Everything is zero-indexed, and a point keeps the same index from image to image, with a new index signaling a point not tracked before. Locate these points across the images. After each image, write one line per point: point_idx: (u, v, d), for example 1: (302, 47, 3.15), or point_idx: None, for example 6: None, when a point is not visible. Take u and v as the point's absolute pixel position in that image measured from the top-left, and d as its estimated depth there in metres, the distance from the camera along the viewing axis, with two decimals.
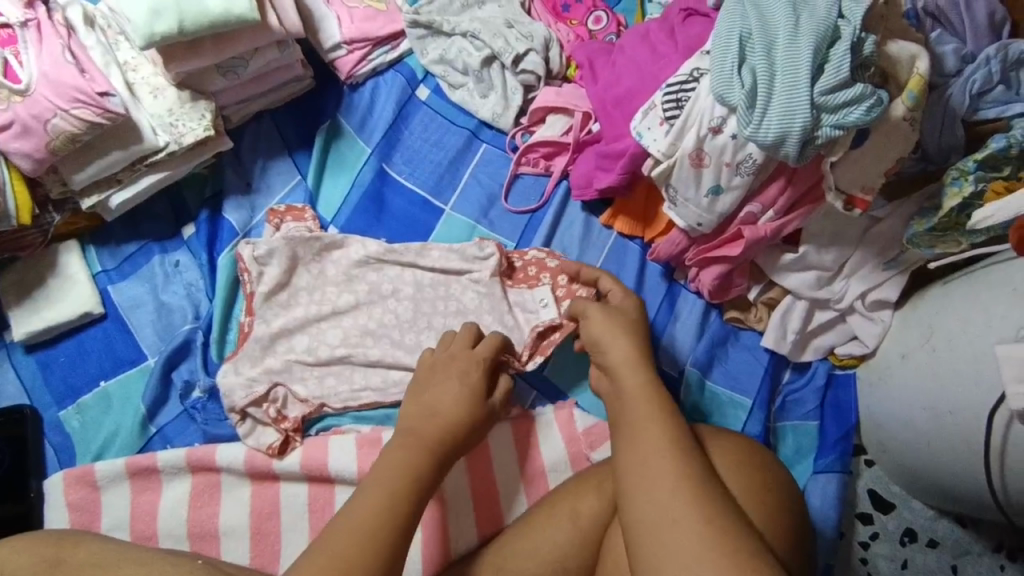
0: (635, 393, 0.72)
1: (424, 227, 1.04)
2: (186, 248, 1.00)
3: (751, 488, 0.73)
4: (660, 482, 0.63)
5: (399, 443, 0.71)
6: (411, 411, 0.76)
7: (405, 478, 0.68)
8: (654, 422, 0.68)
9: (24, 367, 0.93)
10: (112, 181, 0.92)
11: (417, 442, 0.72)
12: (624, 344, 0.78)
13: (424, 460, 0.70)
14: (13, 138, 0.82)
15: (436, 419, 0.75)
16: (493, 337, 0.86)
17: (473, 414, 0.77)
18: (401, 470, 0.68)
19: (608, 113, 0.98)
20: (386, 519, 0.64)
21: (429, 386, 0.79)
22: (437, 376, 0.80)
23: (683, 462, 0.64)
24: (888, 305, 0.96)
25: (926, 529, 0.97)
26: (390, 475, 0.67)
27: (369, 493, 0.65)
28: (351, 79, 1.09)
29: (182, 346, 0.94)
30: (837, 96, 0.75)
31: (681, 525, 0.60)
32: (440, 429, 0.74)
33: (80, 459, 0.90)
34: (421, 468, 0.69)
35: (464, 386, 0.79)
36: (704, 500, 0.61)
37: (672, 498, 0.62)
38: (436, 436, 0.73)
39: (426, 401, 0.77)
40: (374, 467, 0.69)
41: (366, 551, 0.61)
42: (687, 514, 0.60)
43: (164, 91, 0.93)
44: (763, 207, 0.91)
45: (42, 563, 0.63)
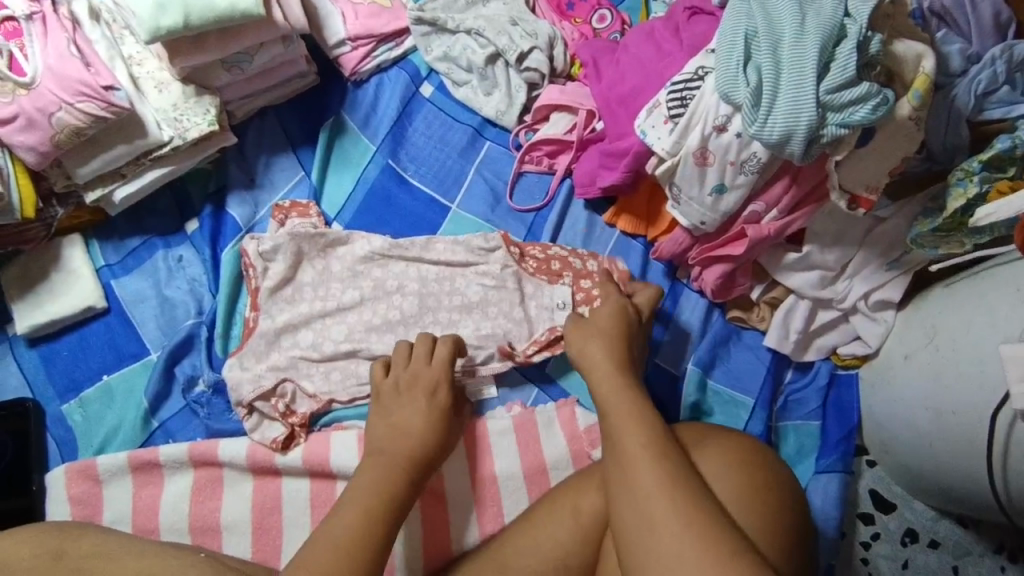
0: (620, 401, 0.73)
1: (430, 225, 1.04)
2: (190, 243, 1.00)
3: (746, 491, 0.73)
4: (645, 485, 0.63)
5: (365, 465, 0.75)
6: (380, 435, 0.79)
7: (377, 495, 0.70)
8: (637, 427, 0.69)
9: (26, 360, 0.93)
10: (116, 175, 0.92)
11: (387, 463, 0.75)
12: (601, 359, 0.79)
13: (395, 478, 0.73)
14: (18, 131, 0.82)
15: (406, 440, 0.78)
16: (448, 344, 0.88)
17: (441, 433, 0.81)
18: (374, 485, 0.71)
19: (612, 111, 0.98)
20: (362, 539, 0.65)
21: (395, 406, 0.83)
22: (402, 394, 0.84)
23: (669, 467, 0.64)
24: (891, 306, 0.96)
25: (927, 530, 0.97)
26: (365, 497, 0.69)
27: (346, 513, 0.67)
28: (355, 75, 1.09)
29: (186, 340, 0.94)
30: (843, 95, 0.75)
31: (661, 527, 0.60)
32: (410, 448, 0.77)
33: (82, 453, 0.90)
34: (393, 485, 0.72)
35: (428, 404, 0.83)
36: (689, 503, 0.61)
37: (656, 502, 0.61)
38: (405, 455, 0.76)
39: (395, 424, 0.81)
40: (348, 488, 0.71)
41: (341, 567, 0.62)
42: (672, 516, 0.60)
43: (169, 85, 0.93)
44: (766, 206, 0.91)
45: (45, 556, 0.64)
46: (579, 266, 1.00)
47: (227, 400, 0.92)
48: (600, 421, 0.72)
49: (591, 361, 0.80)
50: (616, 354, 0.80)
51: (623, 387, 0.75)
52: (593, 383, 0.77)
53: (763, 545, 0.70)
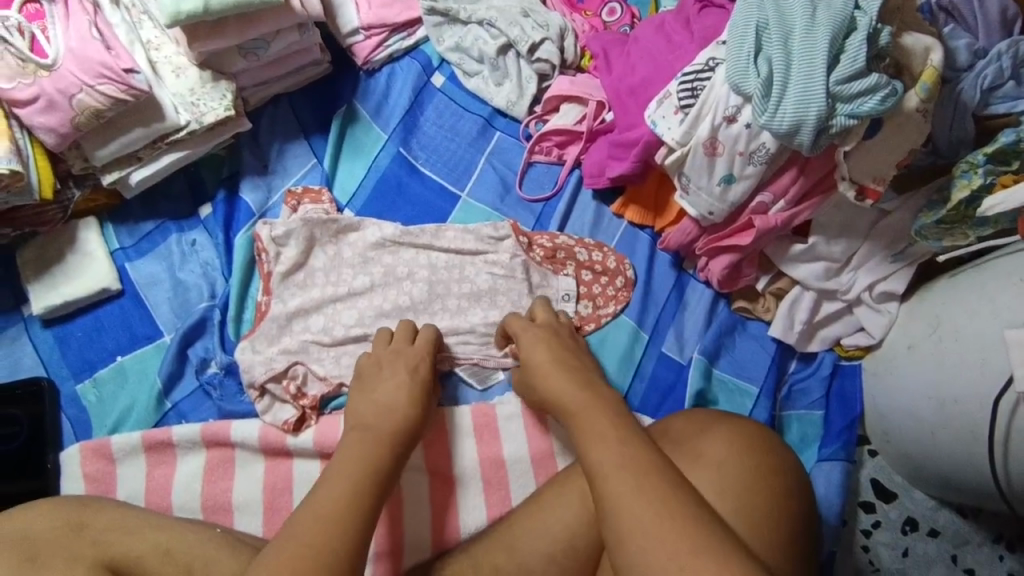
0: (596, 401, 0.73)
1: (441, 212, 1.05)
2: (203, 227, 1.01)
3: (742, 485, 0.74)
4: (623, 488, 0.62)
5: (352, 440, 0.74)
6: (367, 411, 0.79)
7: (360, 467, 0.70)
8: (611, 434, 0.68)
9: (41, 340, 0.95)
10: (133, 158, 0.93)
11: (376, 438, 0.75)
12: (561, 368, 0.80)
13: (381, 451, 0.73)
14: (38, 112, 0.83)
15: (392, 415, 0.79)
16: (430, 334, 0.91)
17: (420, 409, 0.82)
18: (360, 459, 0.71)
19: (622, 102, 0.99)
20: (349, 512, 0.64)
21: (379, 380, 0.84)
22: (387, 369, 0.86)
23: (651, 470, 0.63)
24: (895, 297, 0.97)
25: (927, 519, 0.99)
26: (354, 471, 0.69)
27: (335, 487, 0.67)
28: (368, 64, 1.10)
29: (199, 323, 0.95)
30: (853, 85, 0.77)
31: (638, 528, 0.60)
32: (395, 422, 0.78)
33: (95, 432, 0.91)
34: (378, 458, 0.72)
35: (409, 379, 0.84)
36: (672, 507, 0.60)
37: (632, 504, 0.61)
38: (391, 430, 0.77)
39: (381, 401, 0.81)
40: (333, 462, 0.71)
41: (329, 539, 0.61)
42: (648, 517, 0.60)
43: (186, 70, 0.94)
44: (774, 197, 0.92)
45: (63, 526, 0.67)
46: (582, 258, 1.03)
47: (239, 382, 0.94)
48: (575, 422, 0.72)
49: (553, 376, 0.80)
50: (572, 372, 0.80)
51: (594, 395, 0.75)
52: (561, 387, 0.78)
53: (759, 539, 0.71)
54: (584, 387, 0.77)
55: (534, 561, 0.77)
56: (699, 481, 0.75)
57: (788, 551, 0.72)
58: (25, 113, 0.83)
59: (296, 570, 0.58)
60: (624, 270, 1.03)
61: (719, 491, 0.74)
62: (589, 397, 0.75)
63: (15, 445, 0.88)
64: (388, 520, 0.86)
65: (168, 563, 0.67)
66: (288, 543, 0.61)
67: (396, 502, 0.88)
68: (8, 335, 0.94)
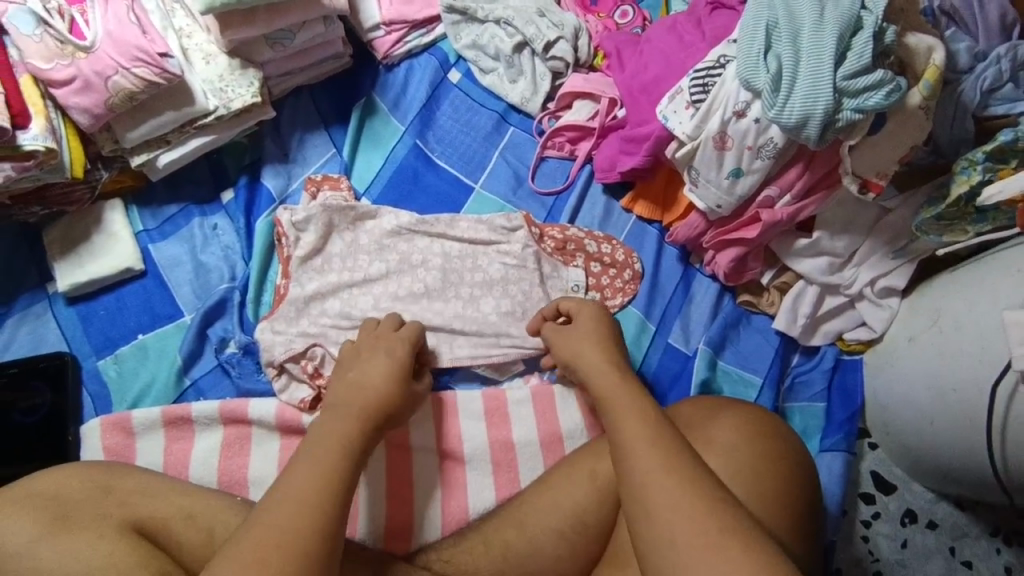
0: (618, 385, 0.75)
1: (455, 204, 1.08)
2: (224, 212, 1.04)
3: (753, 468, 0.76)
4: (651, 468, 0.64)
5: (325, 416, 0.74)
6: (338, 390, 0.79)
7: (335, 439, 0.70)
8: (639, 414, 0.70)
9: (65, 318, 0.97)
10: (161, 142, 0.96)
11: (347, 414, 0.74)
12: (591, 351, 0.83)
13: (355, 428, 0.73)
14: (74, 92, 0.86)
15: (366, 391, 0.79)
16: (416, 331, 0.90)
17: (397, 386, 0.81)
18: (337, 435, 0.71)
19: (634, 99, 1.02)
20: (320, 492, 0.64)
21: (357, 364, 0.83)
22: (366, 354, 0.85)
23: (677, 452, 0.66)
24: (896, 293, 1.00)
25: (925, 511, 1.01)
26: (325, 454, 0.68)
27: (304, 464, 0.67)
28: (387, 59, 1.13)
29: (219, 303, 0.98)
30: (858, 81, 0.80)
31: (667, 508, 0.62)
32: (370, 398, 0.77)
33: (116, 407, 0.93)
34: (353, 436, 0.71)
35: (389, 360, 0.84)
36: (698, 486, 0.63)
37: (659, 485, 0.63)
38: (364, 405, 0.76)
39: (353, 377, 0.81)
40: (306, 438, 0.71)
41: (301, 521, 0.61)
42: (675, 497, 0.62)
43: (216, 58, 0.97)
44: (780, 191, 0.95)
45: (94, 488, 0.70)
46: (592, 250, 1.06)
47: (256, 361, 0.96)
48: (600, 406, 0.74)
49: (584, 356, 0.83)
50: (605, 352, 0.82)
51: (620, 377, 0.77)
52: (586, 369, 0.81)
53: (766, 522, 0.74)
54: (614, 372, 0.78)
55: (543, 539, 0.79)
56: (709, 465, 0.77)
57: (794, 534, 0.75)
58: (62, 93, 0.86)
59: (265, 552, 0.59)
60: (632, 263, 1.06)
61: (731, 473, 0.76)
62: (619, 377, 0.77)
63: (37, 418, 0.90)
64: (394, 503, 0.89)
65: (192, 527, 0.70)
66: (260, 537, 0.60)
67: (408, 485, 0.91)
68: (34, 311, 0.97)
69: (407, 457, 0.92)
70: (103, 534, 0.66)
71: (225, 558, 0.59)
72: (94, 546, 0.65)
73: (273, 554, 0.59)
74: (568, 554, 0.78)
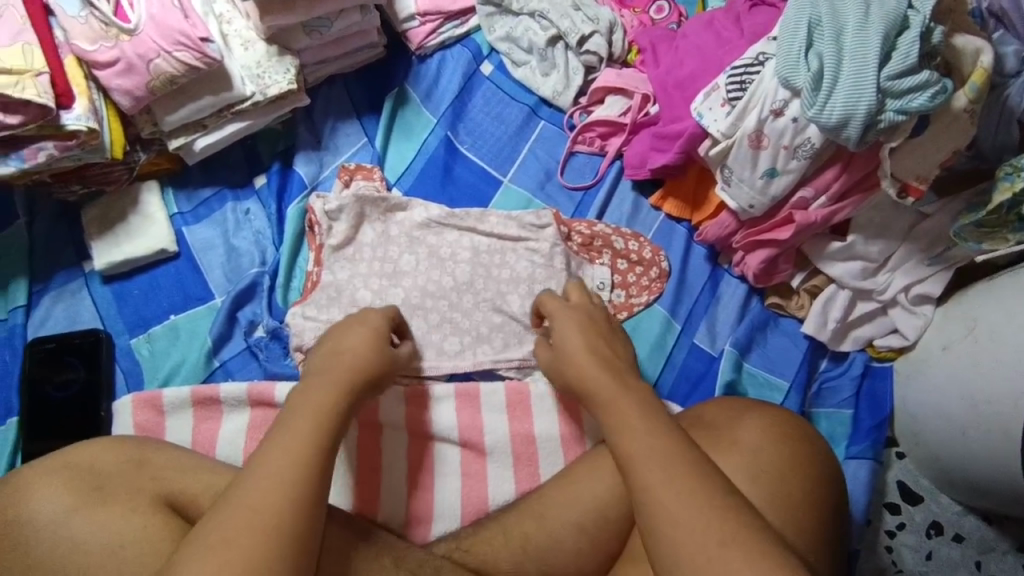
0: (609, 385, 0.75)
1: (484, 197, 1.08)
2: (257, 197, 1.05)
3: (777, 471, 0.75)
4: (654, 479, 0.64)
5: (303, 385, 0.71)
6: (318, 356, 0.77)
7: (316, 406, 0.69)
8: (645, 420, 0.70)
9: (100, 295, 0.99)
10: (198, 126, 0.98)
11: (322, 383, 0.72)
12: (575, 337, 0.82)
13: (334, 399, 0.70)
14: (117, 75, 0.88)
15: (343, 357, 0.76)
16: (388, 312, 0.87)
17: (382, 357, 0.79)
18: (317, 401, 0.69)
19: (668, 96, 1.01)
20: (296, 463, 0.62)
21: (336, 335, 0.80)
22: (347, 326, 0.81)
23: (679, 462, 0.65)
24: (930, 300, 0.98)
25: (952, 524, 0.99)
26: (302, 424, 0.66)
27: (280, 434, 0.65)
28: (421, 49, 1.13)
29: (250, 287, 0.99)
30: (903, 82, 0.79)
31: (674, 517, 0.62)
32: (351, 365, 0.75)
33: (147, 384, 0.95)
34: (333, 407, 0.69)
35: (371, 330, 0.81)
36: (701, 498, 0.62)
37: (662, 496, 0.63)
38: (345, 373, 0.74)
39: (331, 345, 0.79)
40: (283, 407, 0.69)
41: (279, 498, 0.60)
42: (683, 509, 0.62)
43: (254, 44, 0.98)
44: (816, 192, 0.94)
45: (127, 462, 0.72)
46: (619, 247, 1.05)
47: (285, 345, 0.97)
48: (597, 407, 0.74)
49: (562, 344, 0.82)
50: (593, 345, 0.81)
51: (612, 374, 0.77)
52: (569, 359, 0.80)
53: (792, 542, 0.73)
54: (615, 377, 0.76)
55: (564, 531, 0.79)
56: (731, 465, 0.76)
57: (817, 537, 0.75)
58: (105, 75, 0.88)
59: (247, 530, 0.58)
60: (659, 260, 1.05)
61: (752, 476, 0.75)
62: (616, 380, 0.76)
63: (72, 392, 0.92)
64: (414, 491, 0.90)
65: None
66: (230, 520, 0.59)
67: (428, 474, 0.91)
68: (70, 289, 0.99)
69: (428, 446, 0.93)
70: (135, 507, 0.68)
71: (208, 536, 0.58)
72: (126, 519, 0.67)
73: (250, 536, 0.58)
74: (588, 548, 0.78)
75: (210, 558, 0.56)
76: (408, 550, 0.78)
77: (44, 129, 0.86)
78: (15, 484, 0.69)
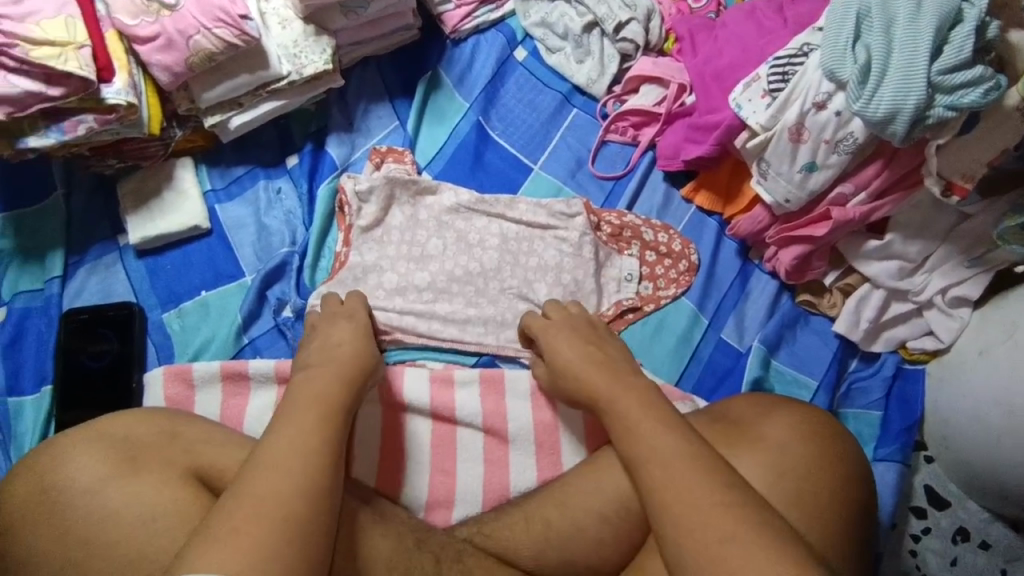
0: (607, 385, 0.77)
1: (514, 184, 1.08)
2: (289, 177, 1.06)
3: (803, 468, 0.74)
4: (655, 481, 0.66)
5: (302, 378, 0.75)
6: (312, 352, 0.80)
7: (319, 393, 0.72)
8: (655, 419, 0.71)
9: (134, 269, 1.01)
10: (234, 104, 0.98)
11: (323, 373, 0.75)
12: (563, 338, 0.85)
13: (338, 388, 0.73)
14: (157, 50, 0.89)
15: (336, 350, 0.80)
16: (360, 301, 0.90)
17: (372, 349, 0.82)
18: (319, 389, 0.72)
19: (706, 86, 0.99)
20: (305, 445, 0.65)
21: (325, 334, 0.84)
22: (335, 325, 0.85)
23: (680, 464, 0.66)
24: (968, 303, 0.96)
25: (979, 530, 0.97)
26: (307, 409, 0.69)
27: (288, 418, 0.68)
28: (455, 33, 1.13)
29: (280, 266, 1.00)
30: (955, 77, 0.76)
31: (677, 516, 0.64)
32: (347, 356, 0.79)
33: (177, 358, 0.97)
34: (336, 393, 0.72)
35: (360, 326, 0.85)
36: (701, 493, 0.64)
37: (665, 498, 0.65)
38: (343, 363, 0.77)
39: (324, 342, 0.82)
40: (288, 395, 0.72)
41: (290, 475, 0.62)
42: (688, 508, 0.64)
43: (291, 23, 0.98)
44: (855, 188, 0.92)
45: (160, 434, 0.73)
46: (648, 238, 1.04)
47: None
48: (599, 412, 0.76)
49: (558, 353, 0.84)
50: (589, 346, 0.83)
51: (607, 373, 0.78)
52: (561, 361, 0.83)
53: (816, 544, 0.72)
54: (611, 374, 0.78)
55: (586, 520, 0.78)
56: (754, 461, 0.75)
57: (843, 536, 0.74)
58: (145, 51, 0.89)
59: (261, 507, 0.59)
60: (689, 254, 1.03)
61: (776, 476, 0.74)
62: (615, 382, 0.77)
63: (104, 363, 0.94)
64: (436, 474, 0.90)
65: None
66: (240, 505, 0.59)
67: (450, 458, 0.92)
68: (105, 262, 1.01)
69: (450, 431, 0.93)
70: (167, 479, 0.69)
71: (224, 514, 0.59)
72: (159, 490, 0.68)
73: (259, 520, 0.58)
74: (610, 538, 0.78)
75: (224, 532, 0.57)
76: (430, 532, 0.78)
77: (84, 103, 0.87)
78: (53, 450, 0.71)
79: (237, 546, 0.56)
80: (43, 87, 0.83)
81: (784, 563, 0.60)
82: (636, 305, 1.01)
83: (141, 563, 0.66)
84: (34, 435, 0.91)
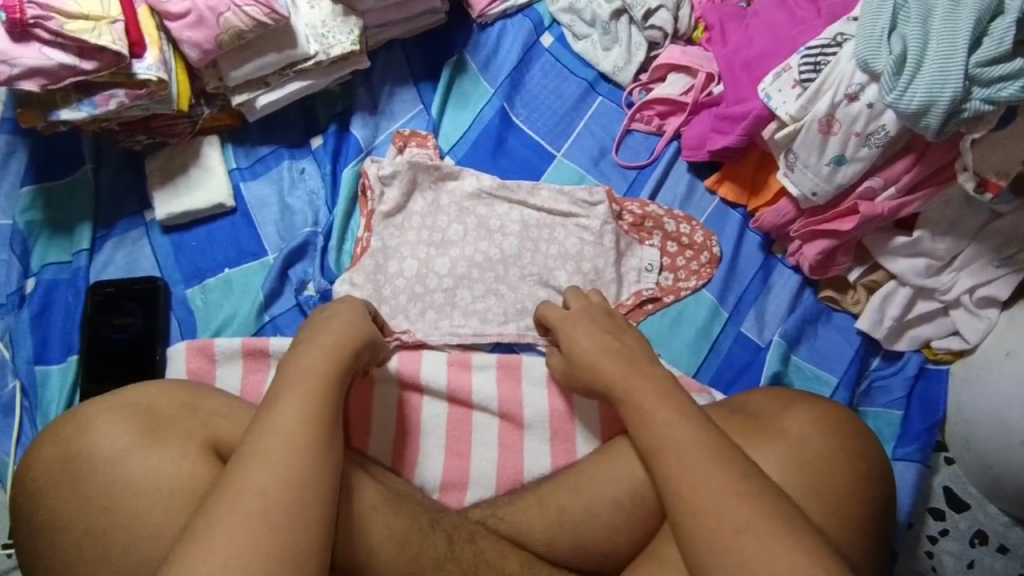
0: (626, 373, 0.76)
1: (536, 171, 1.07)
2: (313, 157, 1.06)
3: (821, 463, 0.74)
4: (671, 472, 0.66)
5: (293, 359, 0.72)
6: (307, 329, 0.78)
7: (311, 377, 0.70)
8: (674, 407, 0.70)
9: (160, 245, 1.02)
10: (262, 83, 0.99)
11: (315, 354, 0.72)
12: (581, 326, 0.85)
13: (331, 372, 0.71)
14: (187, 27, 0.90)
15: (329, 328, 0.77)
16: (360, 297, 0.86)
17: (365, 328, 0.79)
18: (311, 373, 0.70)
19: (734, 76, 0.98)
20: (297, 440, 0.64)
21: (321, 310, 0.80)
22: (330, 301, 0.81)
23: (698, 454, 0.66)
24: (996, 304, 0.94)
25: (997, 534, 0.96)
26: (300, 396, 0.68)
27: (279, 408, 0.67)
28: (482, 18, 1.12)
29: (302, 246, 1.01)
30: (993, 69, 0.75)
31: (691, 509, 0.64)
32: (341, 335, 0.76)
33: (199, 334, 0.98)
34: (331, 378, 0.70)
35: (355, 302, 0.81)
36: (722, 483, 0.64)
37: (678, 492, 0.65)
38: (335, 342, 0.75)
39: (318, 318, 0.79)
40: (284, 377, 0.70)
41: (281, 476, 0.62)
42: (703, 499, 0.64)
43: (320, 3, 0.99)
44: (885, 183, 0.91)
45: (181, 405, 0.74)
46: (670, 229, 1.03)
47: None
48: (617, 401, 0.76)
49: (578, 342, 0.83)
50: (609, 335, 0.83)
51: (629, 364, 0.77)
52: (579, 349, 0.82)
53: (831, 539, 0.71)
54: (628, 363, 0.78)
55: (600, 506, 0.78)
56: (772, 454, 0.74)
57: (860, 532, 0.73)
58: (176, 27, 0.90)
59: (254, 507, 0.60)
60: (711, 245, 1.03)
61: (794, 469, 0.73)
62: (634, 370, 0.76)
63: (128, 336, 0.95)
64: (451, 456, 0.91)
65: None
66: (234, 507, 0.60)
67: (465, 441, 0.92)
68: (132, 237, 1.02)
69: (467, 414, 0.93)
70: (187, 451, 0.70)
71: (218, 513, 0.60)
72: (178, 462, 0.70)
73: (244, 530, 0.59)
74: (624, 525, 0.78)
75: (217, 533, 0.59)
76: (444, 512, 0.79)
77: (116, 77, 0.88)
78: (79, 418, 0.72)
79: (227, 550, 0.58)
80: (76, 61, 0.84)
81: (799, 554, 0.59)
82: (655, 295, 1.00)
83: (163, 531, 0.67)
84: (60, 404, 0.94)
